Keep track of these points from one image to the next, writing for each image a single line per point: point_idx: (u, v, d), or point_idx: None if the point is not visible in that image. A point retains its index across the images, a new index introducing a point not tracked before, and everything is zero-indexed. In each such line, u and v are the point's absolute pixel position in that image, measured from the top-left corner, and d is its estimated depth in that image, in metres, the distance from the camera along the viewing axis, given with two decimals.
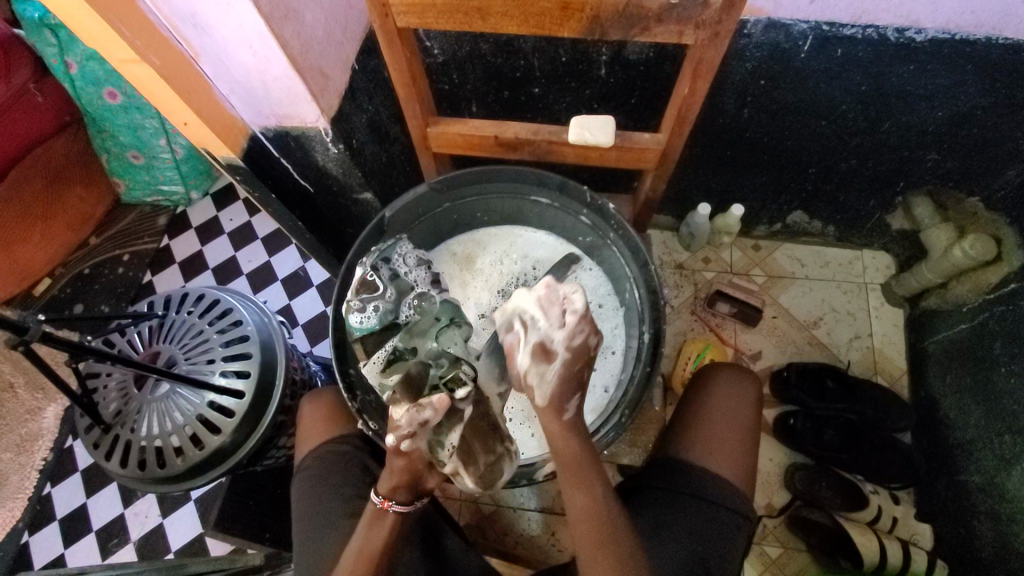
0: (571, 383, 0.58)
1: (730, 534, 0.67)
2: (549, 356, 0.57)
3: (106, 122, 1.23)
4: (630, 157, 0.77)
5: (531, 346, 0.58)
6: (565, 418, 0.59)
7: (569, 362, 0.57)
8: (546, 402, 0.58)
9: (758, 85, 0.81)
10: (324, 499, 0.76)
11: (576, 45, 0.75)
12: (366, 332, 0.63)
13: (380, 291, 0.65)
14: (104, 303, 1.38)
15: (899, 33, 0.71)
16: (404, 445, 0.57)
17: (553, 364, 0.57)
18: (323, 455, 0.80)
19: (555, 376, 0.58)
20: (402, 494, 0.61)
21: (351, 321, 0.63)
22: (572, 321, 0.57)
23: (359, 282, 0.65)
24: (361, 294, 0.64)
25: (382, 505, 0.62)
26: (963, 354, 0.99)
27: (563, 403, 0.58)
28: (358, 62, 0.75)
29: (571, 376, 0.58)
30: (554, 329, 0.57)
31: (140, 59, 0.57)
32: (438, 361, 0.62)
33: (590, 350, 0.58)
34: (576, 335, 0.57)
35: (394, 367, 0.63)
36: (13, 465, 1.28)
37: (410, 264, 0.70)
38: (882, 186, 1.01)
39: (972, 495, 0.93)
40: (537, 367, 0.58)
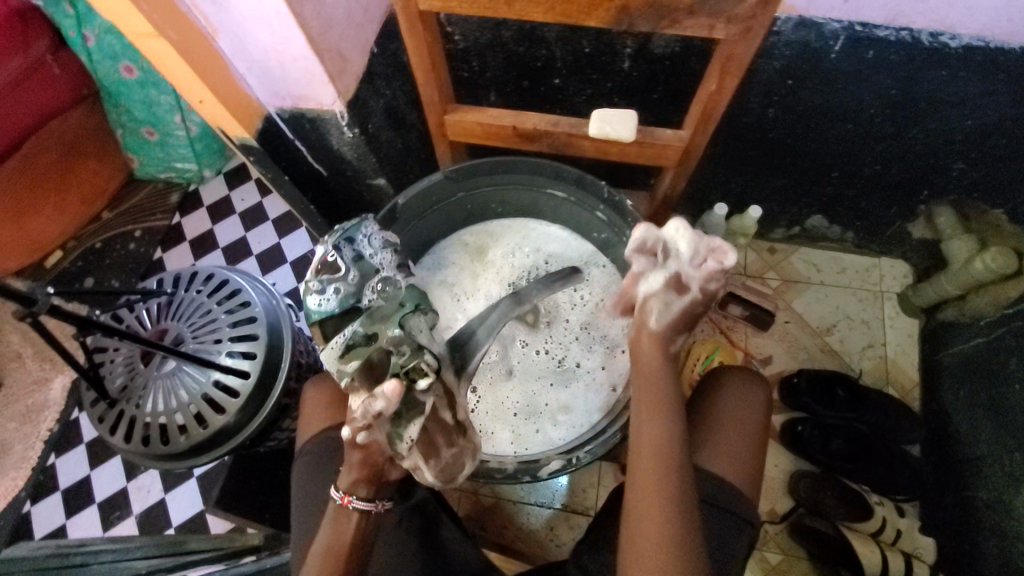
0: (685, 321, 0.62)
1: (734, 537, 0.67)
2: (682, 290, 0.62)
3: (122, 97, 1.22)
4: (651, 153, 0.75)
5: (664, 278, 0.61)
6: (669, 347, 0.62)
7: (694, 305, 0.62)
8: (655, 329, 0.62)
9: (784, 85, 0.79)
10: (322, 485, 0.76)
11: (600, 36, 0.73)
12: (324, 316, 0.63)
13: (343, 273, 0.63)
14: (113, 278, 1.39)
15: (933, 37, 0.69)
16: (358, 437, 0.55)
17: (682, 297, 0.62)
18: (325, 439, 0.80)
19: (677, 309, 0.61)
20: (364, 489, 0.60)
21: (309, 304, 0.62)
22: (707, 270, 0.60)
23: (319, 261, 0.64)
24: (322, 278, 0.63)
25: (343, 500, 0.60)
26: (979, 369, 0.97)
27: (672, 334, 0.62)
28: (378, 45, 0.73)
29: (688, 316, 0.62)
30: (692, 271, 0.61)
31: (157, 34, 0.56)
32: (399, 348, 0.57)
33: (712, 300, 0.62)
34: (711, 282, 0.60)
35: (352, 352, 0.58)
36: (18, 434, 1.29)
37: (374, 246, 0.66)
38: (905, 193, 0.99)
39: (979, 512, 0.92)
40: (665, 295, 0.62)
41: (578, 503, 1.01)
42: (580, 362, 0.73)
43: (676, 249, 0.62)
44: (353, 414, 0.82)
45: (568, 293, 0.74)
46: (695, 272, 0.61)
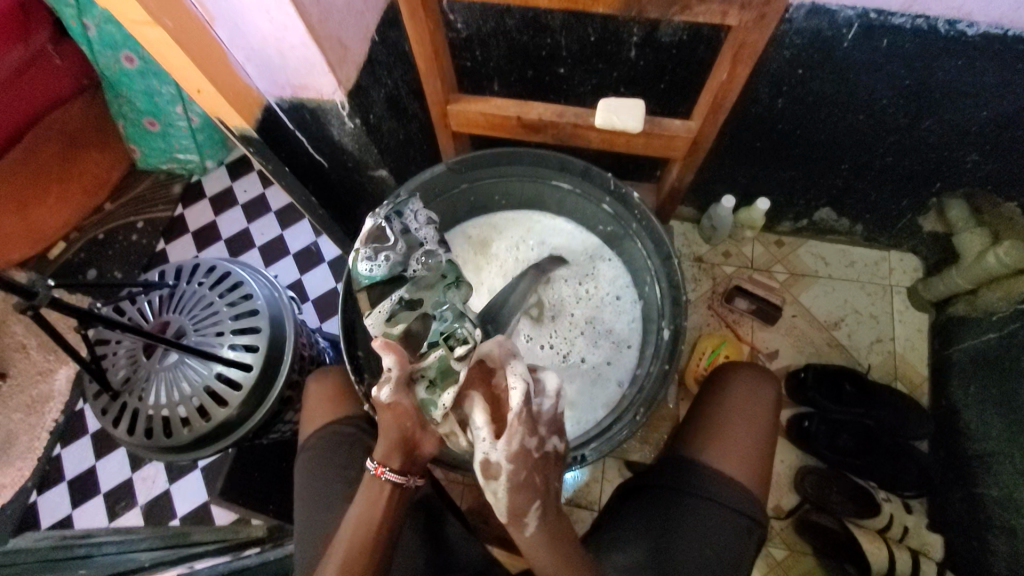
0: (526, 490, 0.54)
1: (742, 540, 0.66)
2: (496, 473, 0.53)
3: (123, 87, 1.21)
4: (660, 144, 0.74)
5: (474, 461, 0.54)
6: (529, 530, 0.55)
7: (514, 474, 0.53)
8: (505, 518, 0.55)
9: (794, 74, 0.77)
10: (323, 480, 0.75)
11: (606, 24, 0.71)
12: (373, 283, 0.61)
13: (391, 241, 0.62)
14: (117, 270, 1.39)
15: (949, 25, 0.66)
16: (385, 395, 0.55)
17: (497, 480, 0.53)
18: (328, 436, 0.79)
19: (505, 491, 0.53)
20: (398, 461, 0.58)
21: (360, 269, 0.61)
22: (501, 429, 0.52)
23: (370, 231, 0.62)
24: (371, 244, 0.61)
25: (377, 472, 0.58)
26: (990, 365, 0.95)
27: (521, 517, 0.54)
28: (379, 33, 0.71)
29: (520, 483, 0.53)
30: (492, 444, 0.53)
31: (153, 22, 0.54)
32: (442, 314, 0.59)
33: (533, 453, 0.54)
34: (511, 440, 0.52)
35: (397, 318, 0.59)
36: (24, 425, 1.30)
37: (420, 220, 0.65)
38: (916, 186, 0.97)
39: (989, 509, 0.90)
40: (488, 484, 0.54)
41: (582, 498, 1.00)
42: (585, 357, 0.72)
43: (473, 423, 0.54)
44: (355, 410, 0.82)
45: (574, 288, 0.74)
46: (497, 452, 0.53)
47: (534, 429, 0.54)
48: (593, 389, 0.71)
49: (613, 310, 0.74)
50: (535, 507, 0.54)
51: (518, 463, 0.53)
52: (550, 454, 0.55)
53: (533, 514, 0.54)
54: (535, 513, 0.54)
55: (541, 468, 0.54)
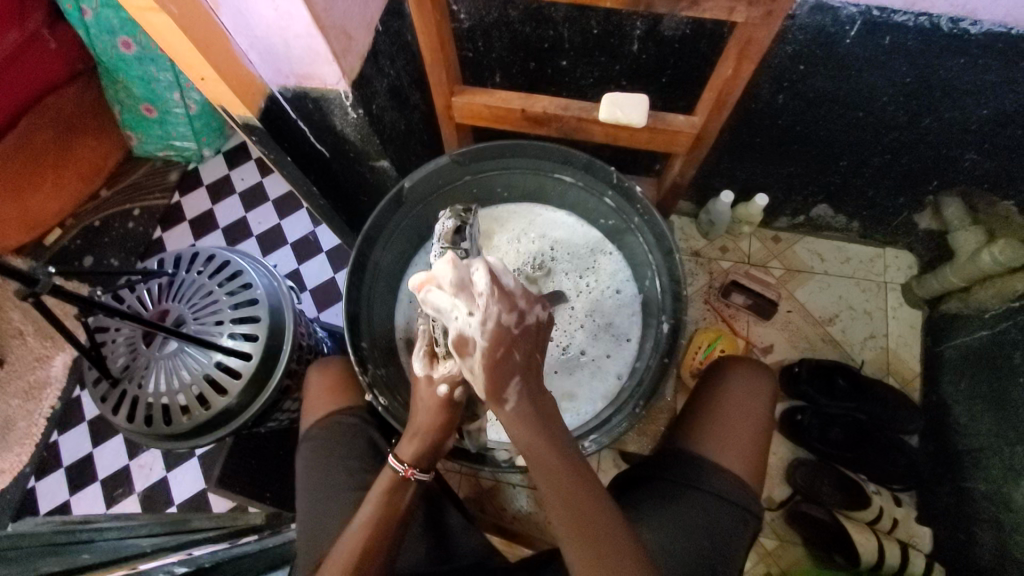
0: (502, 366, 0.54)
1: (738, 530, 0.67)
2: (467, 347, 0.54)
3: (120, 72, 1.20)
4: (663, 139, 0.74)
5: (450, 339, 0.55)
6: (507, 408, 0.54)
7: (489, 349, 0.54)
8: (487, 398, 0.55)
9: (796, 70, 0.78)
10: (325, 470, 0.76)
11: (610, 17, 0.71)
12: None
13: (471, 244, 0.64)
14: (113, 257, 1.38)
15: (953, 22, 0.67)
16: (454, 394, 0.59)
17: (473, 355, 0.54)
18: (331, 427, 0.80)
19: (480, 367, 0.54)
20: (427, 462, 0.62)
21: None
22: (482, 303, 0.53)
23: (456, 228, 0.63)
24: (458, 247, 0.63)
25: (405, 473, 0.61)
26: (981, 361, 0.97)
27: (501, 392, 0.54)
28: (383, 22, 0.71)
29: (496, 361, 0.54)
30: (464, 318, 0.54)
31: (159, 8, 0.54)
32: None
33: (510, 331, 0.54)
34: (489, 317, 0.54)
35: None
36: (21, 411, 1.30)
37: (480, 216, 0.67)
38: (912, 182, 0.98)
39: (976, 502, 0.92)
40: (464, 362, 0.55)
41: None
42: (585, 350, 0.73)
43: (447, 309, 0.54)
44: (356, 402, 0.82)
45: (576, 281, 0.75)
46: (474, 326, 0.53)
47: (514, 306, 0.55)
48: (592, 382, 0.72)
49: (613, 304, 0.74)
50: (515, 382, 0.54)
51: (495, 339, 0.54)
52: (530, 326, 0.56)
53: (513, 388, 0.54)
54: (515, 385, 0.54)
55: (519, 343, 0.55)
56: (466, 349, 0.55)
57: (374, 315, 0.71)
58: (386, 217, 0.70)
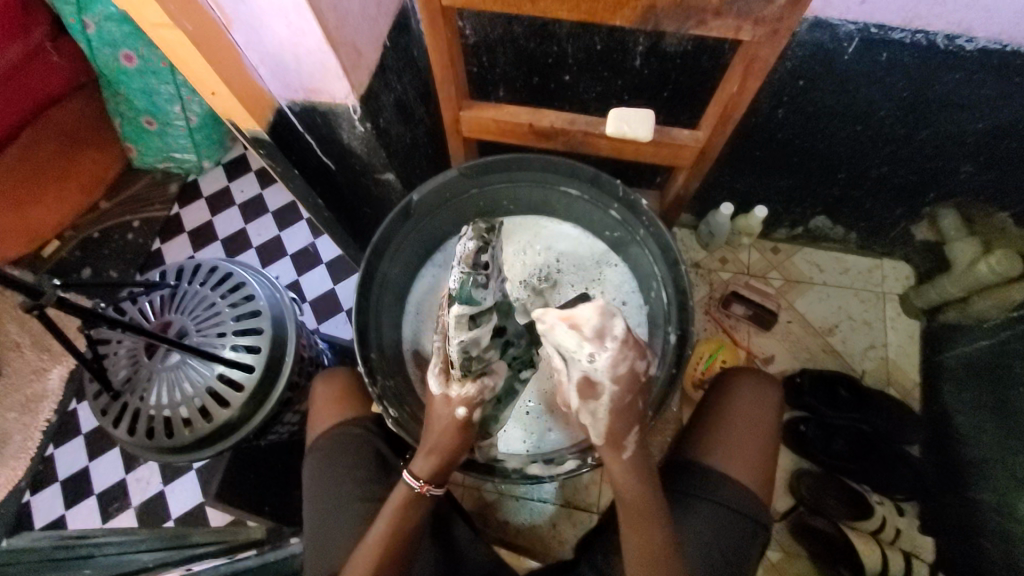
0: (625, 412, 0.59)
1: (747, 539, 0.68)
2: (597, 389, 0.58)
3: (121, 85, 1.20)
4: (666, 153, 0.76)
5: (577, 381, 0.58)
6: (622, 453, 0.60)
7: (617, 393, 0.58)
8: (601, 440, 0.61)
9: (796, 85, 0.79)
10: (332, 485, 0.76)
11: (614, 34, 0.73)
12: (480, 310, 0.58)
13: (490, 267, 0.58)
14: (113, 269, 1.38)
15: (949, 39, 0.69)
16: (471, 416, 0.61)
17: (601, 398, 0.58)
18: (333, 442, 0.79)
19: (606, 410, 0.59)
20: (440, 479, 0.62)
21: (470, 294, 0.57)
22: (613, 350, 0.55)
23: (477, 250, 0.57)
24: (479, 270, 0.57)
25: (421, 489, 0.62)
26: (981, 371, 0.98)
27: (620, 439, 0.60)
28: (391, 38, 0.72)
29: (623, 408, 0.59)
30: (597, 364, 0.56)
31: (173, 24, 0.55)
32: (519, 340, 0.67)
33: (637, 375, 0.58)
34: (620, 363, 0.56)
35: (483, 344, 0.61)
36: (17, 425, 1.28)
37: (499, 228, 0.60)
38: (910, 195, 0.99)
39: (980, 511, 0.93)
40: (588, 403, 0.59)
41: (581, 500, 1.01)
42: None
43: (573, 349, 0.56)
44: (360, 415, 0.81)
45: (582, 292, 0.75)
46: (602, 370, 0.56)
47: (642, 353, 0.58)
48: None
49: (619, 316, 0.75)
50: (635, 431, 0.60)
51: (622, 385, 0.58)
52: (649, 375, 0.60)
53: (631, 437, 0.60)
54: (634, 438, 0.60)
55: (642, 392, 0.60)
56: (595, 391, 0.58)
57: (382, 327, 0.71)
58: (395, 229, 0.70)
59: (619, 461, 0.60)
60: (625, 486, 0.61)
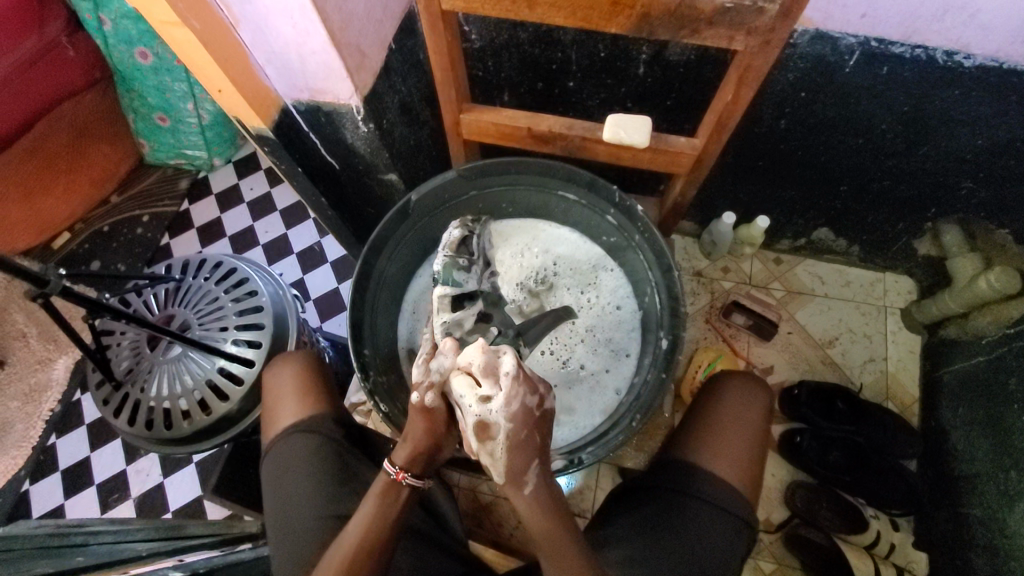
0: (523, 449, 0.55)
1: (733, 539, 0.67)
2: (490, 433, 0.54)
3: (136, 82, 1.23)
4: (664, 160, 0.76)
5: (470, 426, 0.55)
6: (525, 491, 0.56)
7: (514, 431, 0.54)
8: (504, 477, 0.56)
9: (797, 97, 0.79)
10: (304, 481, 0.76)
11: (617, 41, 0.73)
12: (461, 287, 0.68)
13: (472, 256, 0.70)
14: (120, 262, 1.40)
15: (948, 56, 0.69)
16: (426, 400, 0.59)
17: (496, 438, 0.54)
18: (306, 435, 0.79)
19: (503, 449, 0.55)
20: (419, 467, 0.61)
21: (452, 274, 0.68)
22: (506, 387, 0.54)
23: (460, 238, 0.70)
24: (460, 255, 0.69)
25: (397, 477, 0.61)
26: (979, 387, 0.97)
27: (521, 475, 0.55)
28: (396, 41, 0.73)
29: (520, 443, 0.55)
30: (488, 403, 0.54)
31: (181, 22, 0.56)
32: (505, 331, 0.67)
33: (532, 412, 0.56)
34: (513, 400, 0.54)
35: (468, 327, 0.65)
36: (20, 413, 1.30)
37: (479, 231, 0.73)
38: (912, 209, 0.99)
39: (972, 528, 0.92)
40: (484, 446, 0.55)
41: (576, 505, 0.99)
42: (585, 364, 0.74)
43: (465, 395, 0.55)
44: (325, 409, 0.83)
45: (577, 296, 0.76)
46: (496, 411, 0.54)
47: (535, 389, 0.56)
48: (590, 396, 0.73)
49: (614, 321, 0.76)
50: (535, 464, 0.56)
51: (518, 423, 0.55)
52: (548, 413, 0.57)
53: (533, 470, 0.56)
54: (536, 471, 0.56)
55: (540, 427, 0.56)
56: (489, 436, 0.55)
57: (377, 324, 0.72)
58: (393, 228, 0.71)
59: (521, 494, 0.56)
60: (531, 522, 0.56)
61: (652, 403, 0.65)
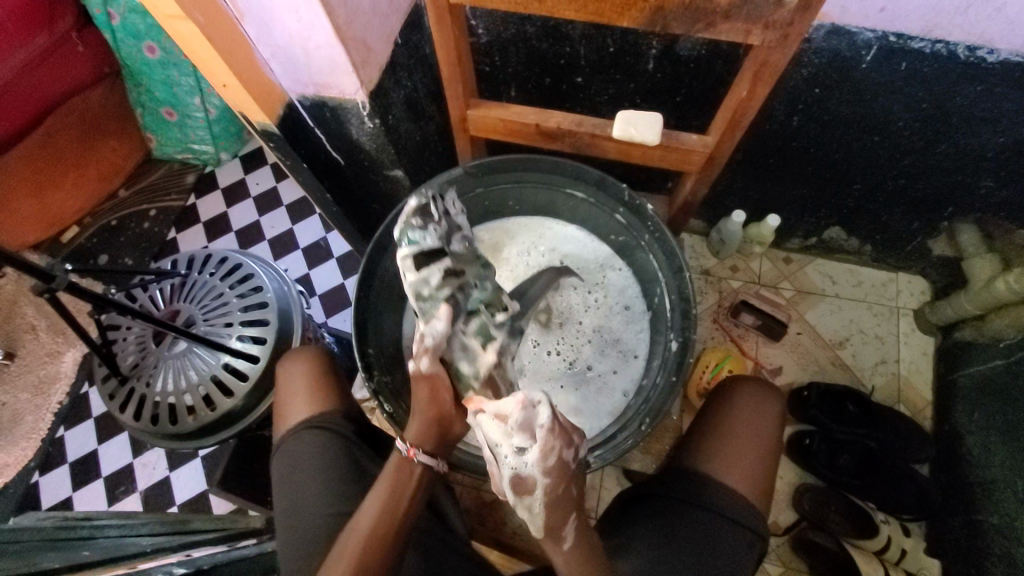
0: (559, 506, 0.54)
1: (744, 551, 0.66)
2: (528, 489, 0.53)
3: (143, 76, 1.23)
4: (675, 158, 0.75)
5: (506, 480, 0.54)
6: (564, 546, 0.56)
7: (550, 487, 0.53)
8: (542, 532, 0.55)
9: (811, 93, 0.78)
10: (315, 478, 0.75)
11: (627, 36, 0.72)
12: (422, 249, 0.58)
13: (435, 216, 0.59)
14: (128, 256, 1.40)
15: (970, 51, 0.67)
16: (423, 366, 0.58)
17: (533, 493, 0.53)
18: (318, 432, 0.79)
19: (541, 505, 0.54)
20: (430, 444, 0.60)
21: (409, 236, 0.58)
22: (540, 441, 0.52)
23: (419, 206, 0.59)
24: (421, 216, 0.59)
25: (409, 454, 0.60)
26: (996, 391, 0.95)
27: (558, 529, 0.55)
28: (402, 35, 0.72)
29: (557, 500, 0.53)
30: (524, 459, 0.52)
31: (185, 16, 0.56)
32: (482, 285, 0.63)
33: (569, 465, 0.54)
34: (549, 456, 0.52)
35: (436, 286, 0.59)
36: (30, 405, 1.31)
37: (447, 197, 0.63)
38: (927, 208, 0.97)
39: (987, 535, 0.91)
40: (521, 501, 0.54)
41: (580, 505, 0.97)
42: (592, 365, 0.73)
43: (501, 443, 0.54)
44: (337, 404, 0.82)
45: (584, 295, 0.75)
46: (531, 465, 0.52)
47: (571, 440, 0.54)
48: (597, 397, 0.72)
49: (622, 321, 0.75)
50: (570, 517, 0.55)
51: (554, 477, 0.53)
52: (579, 463, 0.55)
53: (569, 526, 0.55)
54: (573, 526, 0.55)
55: (575, 479, 0.55)
56: (527, 493, 0.53)
57: (380, 323, 0.72)
58: (397, 226, 0.70)
59: (560, 550, 0.56)
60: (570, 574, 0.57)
61: (663, 407, 0.63)
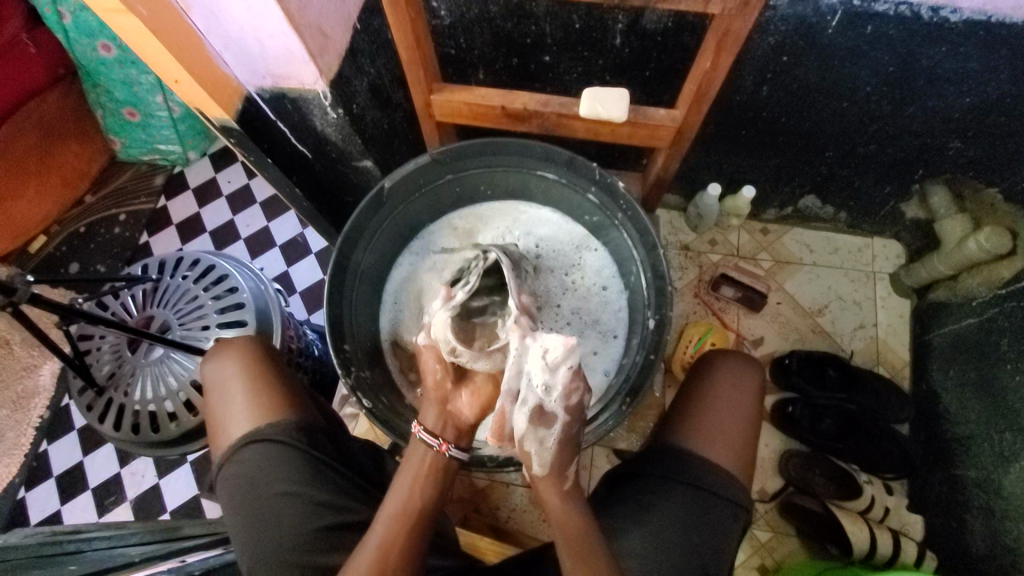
0: (567, 449, 0.60)
1: (727, 523, 0.67)
2: (548, 421, 0.60)
3: (101, 76, 1.18)
4: (645, 133, 0.74)
5: (530, 408, 0.59)
6: (564, 487, 0.60)
7: (567, 426, 0.60)
8: (542, 470, 0.60)
9: (779, 62, 0.77)
10: (282, 493, 0.67)
11: (591, 11, 0.70)
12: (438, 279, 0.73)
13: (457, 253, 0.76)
14: (99, 262, 1.37)
15: (933, 11, 0.67)
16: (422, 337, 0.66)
17: (551, 428, 0.60)
18: (272, 444, 0.69)
19: (554, 441, 0.60)
20: (433, 418, 0.62)
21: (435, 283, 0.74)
22: (561, 380, 0.59)
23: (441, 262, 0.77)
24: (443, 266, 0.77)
25: (440, 448, 0.61)
26: (970, 348, 0.97)
27: (562, 470, 0.60)
28: (361, 21, 0.70)
29: (569, 438, 0.60)
30: (552, 387, 0.59)
31: (127, 10, 0.53)
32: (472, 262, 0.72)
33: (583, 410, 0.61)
34: (572, 395, 0.60)
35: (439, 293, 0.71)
36: (9, 421, 1.28)
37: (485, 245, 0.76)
38: (898, 173, 0.98)
39: (967, 489, 0.93)
40: (538, 432, 0.60)
41: None
42: None
43: (534, 374, 0.60)
44: (288, 411, 0.72)
45: (561, 277, 0.76)
46: (555, 400, 0.59)
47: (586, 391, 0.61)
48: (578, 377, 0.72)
49: (601, 301, 0.75)
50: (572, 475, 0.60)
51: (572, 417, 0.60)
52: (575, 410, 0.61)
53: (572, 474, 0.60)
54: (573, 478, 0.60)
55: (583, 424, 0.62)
56: (545, 418, 0.60)
57: (357, 317, 0.71)
58: (367, 218, 0.70)
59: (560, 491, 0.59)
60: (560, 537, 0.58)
61: (643, 383, 0.64)
